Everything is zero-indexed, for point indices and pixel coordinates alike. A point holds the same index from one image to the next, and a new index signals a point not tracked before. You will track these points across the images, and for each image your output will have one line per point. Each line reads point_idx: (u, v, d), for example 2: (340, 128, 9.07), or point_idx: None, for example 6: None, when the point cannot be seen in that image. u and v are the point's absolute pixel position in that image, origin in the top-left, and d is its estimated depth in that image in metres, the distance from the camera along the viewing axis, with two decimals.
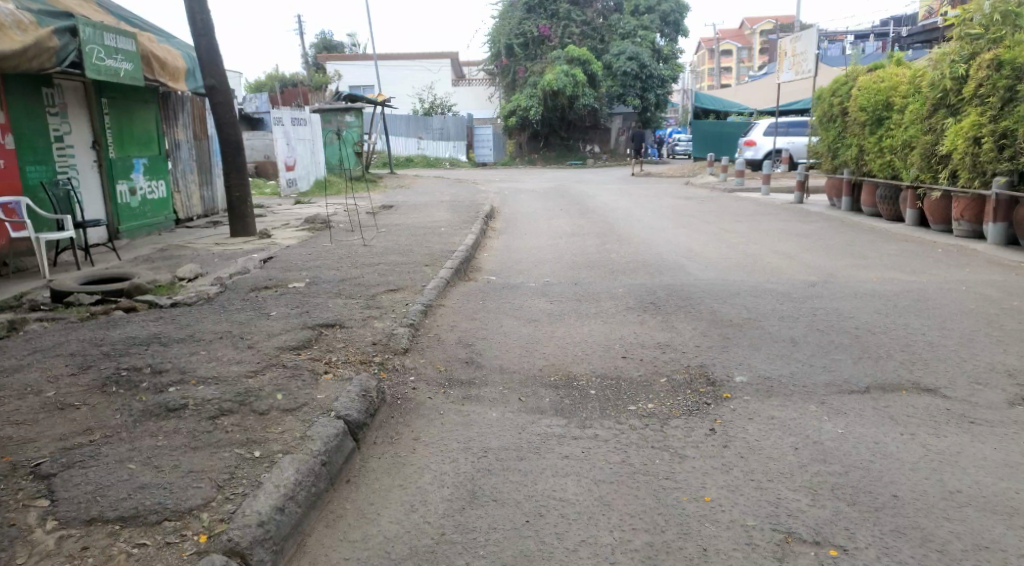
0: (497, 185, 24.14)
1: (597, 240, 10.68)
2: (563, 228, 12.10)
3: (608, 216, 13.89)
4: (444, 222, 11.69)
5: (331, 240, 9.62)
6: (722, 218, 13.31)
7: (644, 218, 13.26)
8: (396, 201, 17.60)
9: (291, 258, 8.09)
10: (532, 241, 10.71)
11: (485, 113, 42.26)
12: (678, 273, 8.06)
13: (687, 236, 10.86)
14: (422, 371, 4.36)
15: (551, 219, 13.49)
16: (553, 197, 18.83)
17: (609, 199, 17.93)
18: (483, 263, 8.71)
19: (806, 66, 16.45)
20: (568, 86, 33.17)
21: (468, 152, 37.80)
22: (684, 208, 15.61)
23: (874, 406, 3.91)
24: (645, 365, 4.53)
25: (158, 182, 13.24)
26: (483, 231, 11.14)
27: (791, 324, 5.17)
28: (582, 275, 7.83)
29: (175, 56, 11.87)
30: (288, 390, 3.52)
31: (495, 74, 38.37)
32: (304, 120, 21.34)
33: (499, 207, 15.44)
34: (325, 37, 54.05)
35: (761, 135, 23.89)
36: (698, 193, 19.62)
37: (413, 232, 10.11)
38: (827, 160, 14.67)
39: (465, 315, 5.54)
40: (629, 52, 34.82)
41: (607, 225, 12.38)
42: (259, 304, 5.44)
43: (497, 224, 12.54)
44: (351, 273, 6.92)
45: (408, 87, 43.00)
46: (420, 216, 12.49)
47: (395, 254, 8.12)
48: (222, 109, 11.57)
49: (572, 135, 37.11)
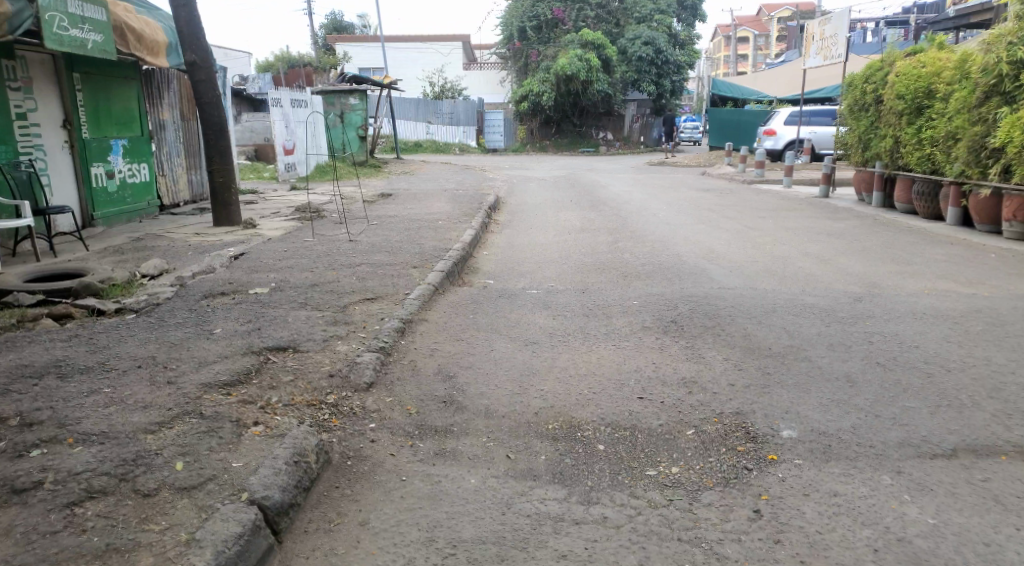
0: (505, 172, 23.20)
1: (608, 237, 9.77)
2: (572, 222, 11.19)
3: (620, 209, 12.96)
4: (442, 213, 10.80)
5: (316, 232, 8.78)
6: (743, 214, 12.35)
7: (660, 213, 12.32)
8: (398, 189, 16.71)
9: (265, 255, 7.23)
10: (537, 237, 9.81)
11: (496, 98, 41.16)
12: (700, 278, 7.14)
13: (707, 234, 9.93)
14: (387, 415, 3.48)
15: (559, 211, 12.56)
16: (564, 187, 17.89)
17: (622, 190, 16.96)
18: (481, 262, 7.82)
19: (835, 51, 15.32)
20: (582, 71, 32.22)
21: (479, 138, 36.31)
22: (702, 201, 14.63)
23: (967, 481, 3.02)
24: (666, 409, 3.60)
25: (139, 165, 12.43)
26: (484, 224, 10.25)
27: (844, 355, 4.26)
28: (590, 280, 6.94)
29: (153, 28, 11.02)
30: (193, 456, 2.71)
31: (507, 58, 37.28)
32: (304, 101, 20.42)
33: (504, 197, 14.53)
34: (335, 18, 52.92)
35: (781, 125, 22.82)
36: (716, 185, 18.61)
37: (408, 226, 9.23)
38: (857, 152, 13.58)
39: (450, 333, 4.66)
40: (645, 37, 33.68)
41: (620, 219, 11.46)
42: (203, 319, 4.58)
43: (501, 217, 11.63)
44: (326, 276, 6.05)
45: (419, 70, 41.94)
46: (419, 207, 11.61)
47: (381, 252, 7.25)
48: (205, 86, 10.72)
49: (585, 122, 36.00)
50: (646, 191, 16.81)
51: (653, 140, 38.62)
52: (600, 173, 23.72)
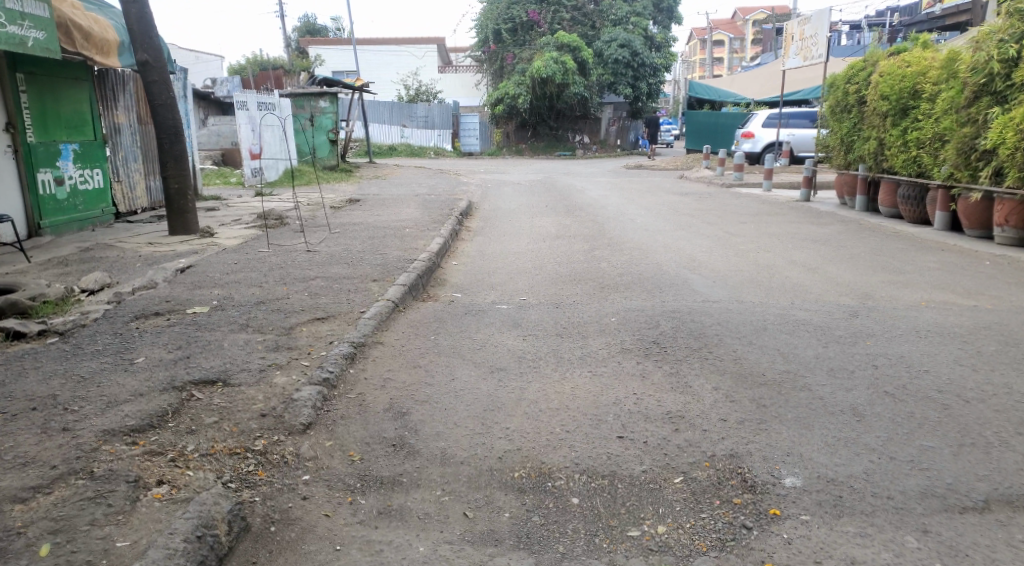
0: (480, 177, 22.73)
1: (584, 244, 9.33)
2: (547, 229, 10.74)
3: (598, 214, 12.53)
4: (410, 220, 10.28)
5: (272, 241, 8.21)
6: (724, 219, 11.98)
7: (639, 219, 11.90)
8: (369, 194, 16.16)
9: (214, 268, 6.67)
10: (509, 245, 9.33)
11: (472, 101, 40.67)
12: (682, 289, 6.71)
13: (688, 241, 9.52)
14: (324, 464, 2.98)
15: (534, 217, 12.10)
16: (540, 192, 17.45)
17: (599, 195, 16.56)
18: (450, 274, 7.32)
19: (815, 53, 15.08)
20: (558, 73, 31.84)
21: (454, 142, 35.99)
22: (681, 206, 14.26)
23: (1004, 541, 2.56)
24: (649, 453, 3.11)
25: (92, 171, 11.76)
26: (455, 231, 9.76)
27: (846, 382, 3.82)
28: (564, 293, 6.47)
29: (104, 27, 10.37)
30: (66, 535, 2.22)
31: (483, 61, 36.87)
32: (273, 104, 19.79)
33: (477, 203, 14.04)
34: (309, 21, 52.19)
35: (759, 128, 22.59)
36: (695, 189, 18.27)
37: (373, 234, 8.71)
38: (839, 155, 13.27)
39: (407, 359, 4.16)
40: (621, 38, 33.40)
41: (598, 226, 11.03)
42: (126, 347, 4.04)
43: (473, 224, 11.15)
44: (276, 293, 5.51)
45: (393, 73, 41.33)
46: (387, 213, 11.09)
47: (340, 264, 6.73)
48: (159, 88, 10.10)
49: (562, 125, 35.64)
50: (623, 196, 16.42)
51: (630, 143, 38.35)
52: (577, 177, 23.33)
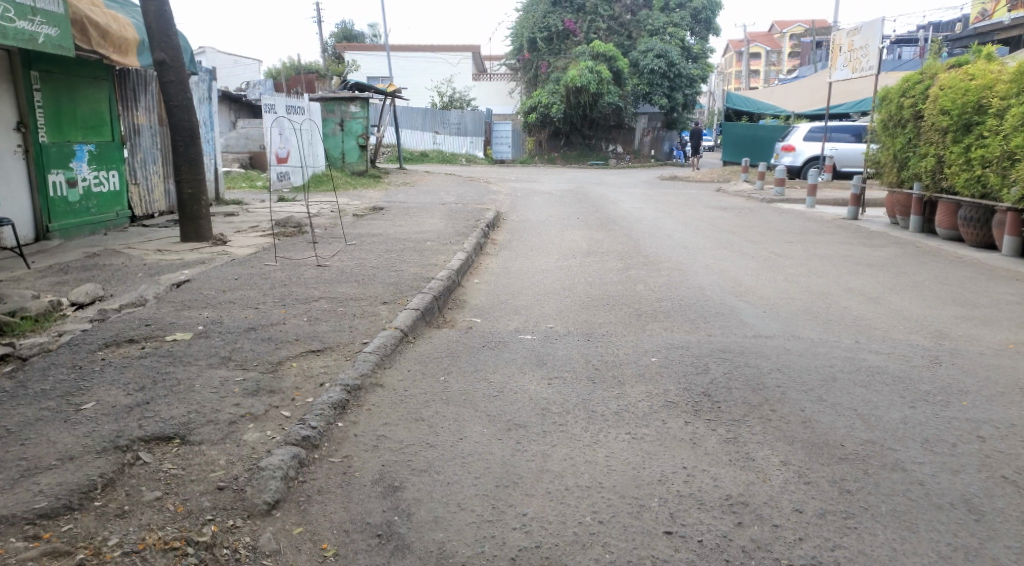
0: (511, 185, 22.10)
1: (619, 262, 8.61)
2: (578, 244, 10.02)
3: (634, 228, 11.82)
4: (431, 231, 9.64)
5: (280, 253, 7.61)
6: (769, 236, 11.18)
7: (678, 235, 11.16)
8: (394, 202, 15.60)
9: (213, 283, 6.09)
10: (537, 262, 8.62)
11: (505, 109, 40.14)
12: (730, 319, 5.98)
13: (733, 262, 8.75)
14: (287, 562, 2.33)
15: (566, 230, 11.42)
16: (572, 202, 16.75)
17: (634, 207, 15.82)
18: (471, 293, 6.67)
19: (865, 65, 14.05)
20: (592, 83, 31.14)
21: (486, 149, 35.61)
22: (721, 221, 13.47)
23: None
24: (707, 559, 2.41)
25: (109, 172, 11.31)
26: (479, 245, 9.10)
27: (948, 458, 3.06)
28: (596, 322, 5.75)
29: (123, 25, 9.86)
30: None
31: (517, 69, 36.33)
32: (302, 107, 19.39)
33: (506, 214, 13.40)
34: (345, 26, 52.17)
35: (801, 140, 21.66)
36: (735, 203, 17.41)
37: (391, 247, 8.10)
38: (890, 172, 12.37)
39: (408, 409, 3.49)
40: (657, 49, 32.63)
41: (634, 241, 10.30)
42: (82, 386, 3.44)
43: (500, 236, 10.49)
44: (271, 316, 4.88)
45: (427, 79, 40.96)
46: (408, 223, 10.48)
47: (350, 282, 6.10)
48: (174, 89, 9.49)
49: (595, 134, 34.97)
50: (660, 209, 15.65)
51: (665, 153, 37.47)
52: (610, 188, 22.57)
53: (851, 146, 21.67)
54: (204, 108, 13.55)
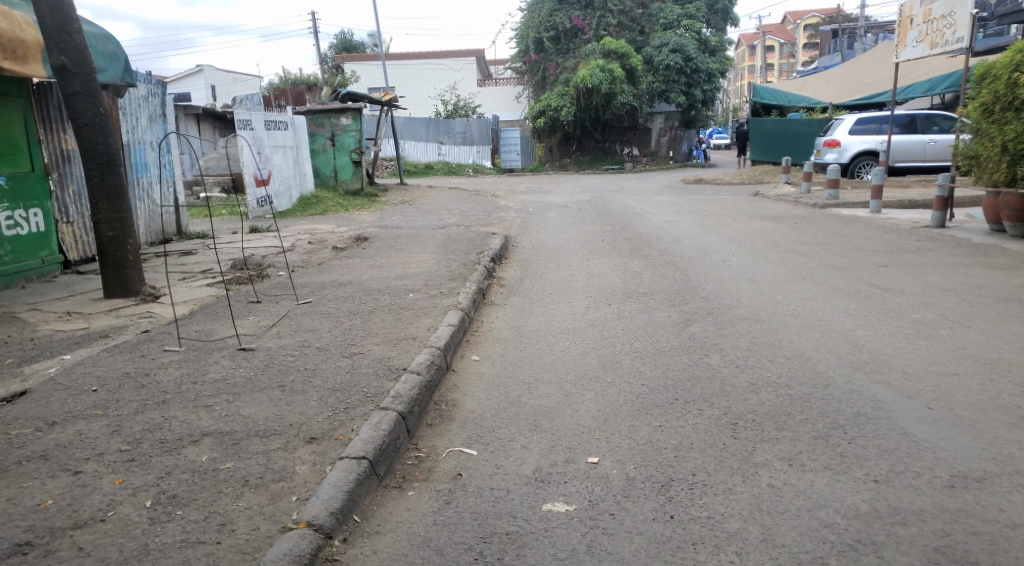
0: (522, 198, 19.88)
1: (675, 313, 6.32)
2: (612, 282, 7.75)
3: (680, 254, 9.54)
4: (416, 271, 7.37)
5: (203, 323, 5.41)
6: (852, 260, 8.88)
7: (738, 263, 8.88)
8: (390, 226, 13.50)
9: (59, 391, 3.86)
10: (559, 315, 6.35)
11: (514, 115, 37.97)
12: (882, 431, 3.73)
13: (828, 309, 6.47)
14: None
15: (590, 259, 9.18)
16: (595, 218, 14.48)
17: (667, 221, 13.53)
18: (469, 384, 4.49)
19: (948, 36, 12.15)
20: (604, 83, 28.96)
21: (495, 158, 33.15)
22: (779, 238, 11.16)
23: None
24: None
25: (29, 211, 9.11)
26: (482, 290, 6.90)
27: None
28: (665, 453, 3.52)
29: (16, 21, 7.62)
30: None
31: (524, 73, 34.20)
32: (284, 122, 17.15)
33: (516, 237, 11.20)
34: (345, 37, 50.31)
35: (845, 135, 19.47)
36: (782, 212, 15.07)
37: (362, 304, 5.86)
38: (1001, 169, 10.44)
39: None
40: (672, 43, 30.41)
41: (686, 275, 8.03)
42: None
43: (510, 273, 8.31)
44: (86, 502, 2.64)
45: (430, 88, 38.82)
46: (392, 259, 8.28)
47: (271, 386, 3.84)
48: (81, 103, 6.93)
49: (609, 138, 32.86)
50: (698, 223, 13.34)
51: (683, 154, 35.15)
52: (632, 196, 20.30)
53: (907, 138, 19.24)
54: (158, 128, 11.39)
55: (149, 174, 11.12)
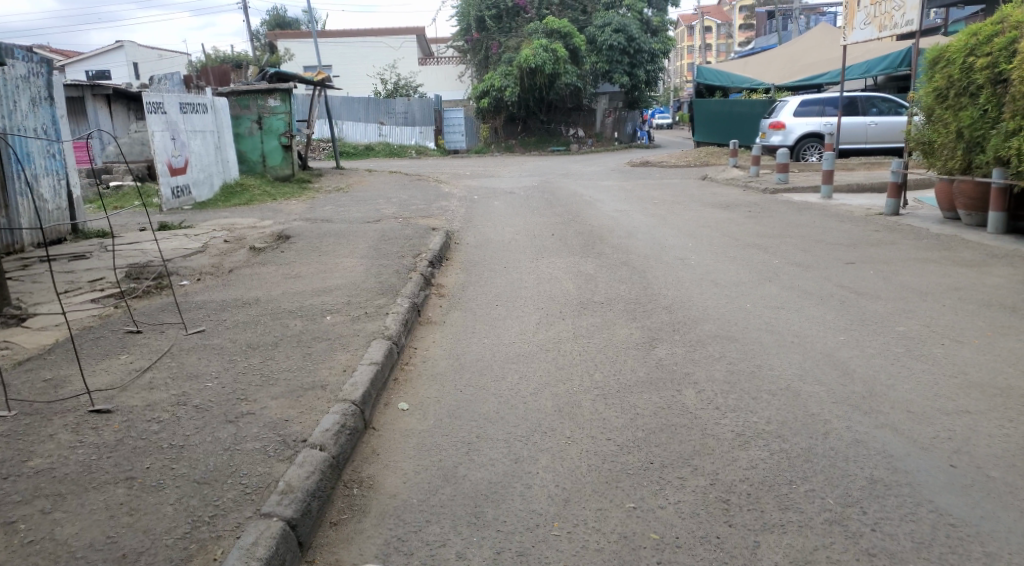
0: (465, 184, 18.90)
1: (636, 332, 5.53)
2: (563, 289, 6.92)
3: (635, 252, 8.78)
4: (338, 282, 6.36)
5: (58, 367, 4.32)
6: (820, 256, 8.22)
7: (697, 262, 8.16)
8: (318, 219, 12.40)
9: None
10: (505, 337, 5.47)
11: (457, 95, 36.68)
12: (918, 509, 2.96)
13: (805, 322, 5.78)
14: None
15: (540, 261, 8.31)
16: (542, 207, 13.65)
17: (617, 211, 12.74)
18: (394, 450, 3.56)
19: (900, 19, 11.28)
20: (548, 63, 27.99)
21: (438, 139, 31.59)
22: (736, 229, 10.49)
23: None
24: None
25: None
26: (416, 307, 5.93)
27: None
28: (646, 557, 2.69)
29: None
30: None
31: (465, 52, 32.99)
32: (202, 105, 15.68)
33: (459, 234, 10.26)
34: (278, 13, 48.01)
35: (790, 117, 19.04)
36: (734, 198, 14.49)
37: (266, 335, 4.86)
38: (958, 157, 9.85)
39: None
40: (615, 23, 29.69)
41: (644, 280, 7.22)
42: None
43: (450, 280, 7.37)
44: None
45: (368, 67, 37.01)
46: (314, 266, 7.25)
47: (116, 481, 2.88)
48: None
49: (553, 118, 32.03)
50: (650, 212, 12.64)
51: (628, 135, 34.52)
52: (579, 180, 19.52)
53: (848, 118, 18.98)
54: (43, 112, 9.92)
55: (32, 166, 9.67)
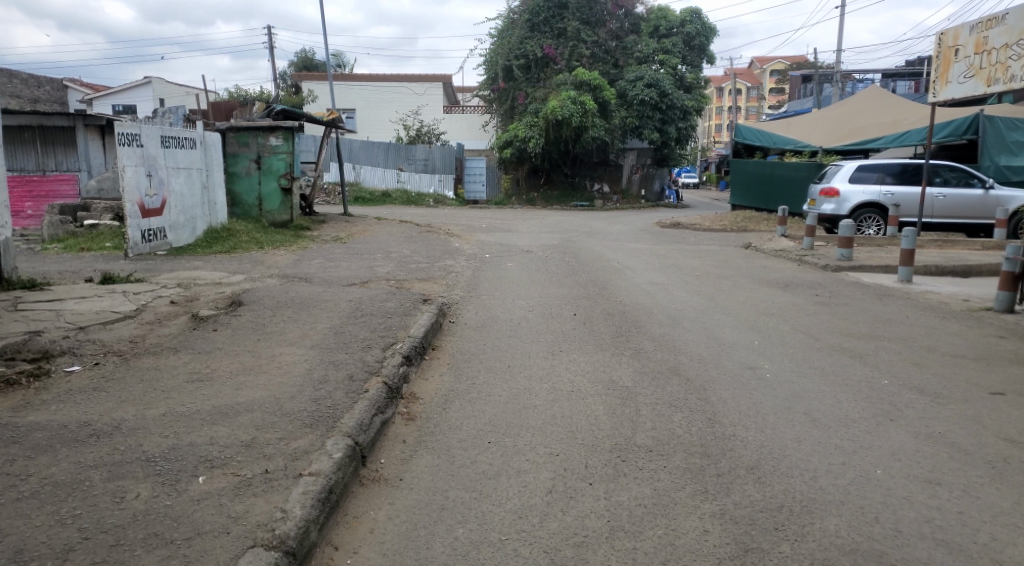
0: (479, 238, 16.93)
1: (711, 521, 3.34)
2: (592, 418, 4.73)
3: (686, 349, 6.60)
4: (251, 399, 4.25)
5: None
6: (944, 375, 5.99)
7: (774, 373, 5.95)
8: (295, 276, 10.44)
9: None
10: (493, 524, 3.31)
11: (479, 144, 35.64)
12: None
13: (986, 514, 3.56)
14: None
15: (551, 358, 6.14)
16: (562, 273, 11.56)
17: (652, 285, 10.60)
18: None
19: (1006, 74, 9.24)
20: (576, 115, 26.39)
21: (457, 189, 29.90)
22: (805, 320, 8.30)
23: None
24: None
25: None
26: (362, 453, 3.78)
27: None
28: None
29: None
30: None
31: (491, 101, 31.49)
32: (189, 140, 13.96)
33: (455, 307, 8.15)
34: (306, 54, 47.41)
35: (845, 184, 16.77)
36: (790, 275, 12.28)
37: (64, 523, 2.75)
38: None
39: None
40: (648, 77, 28.21)
41: (708, 406, 5.01)
42: None
43: (426, 388, 5.20)
44: None
45: (391, 112, 35.56)
46: (239, 359, 5.14)
47: None
48: None
49: (578, 172, 30.20)
50: (693, 288, 10.48)
51: (655, 193, 32.72)
52: (605, 241, 17.48)
53: (910, 188, 16.77)
54: None
55: None
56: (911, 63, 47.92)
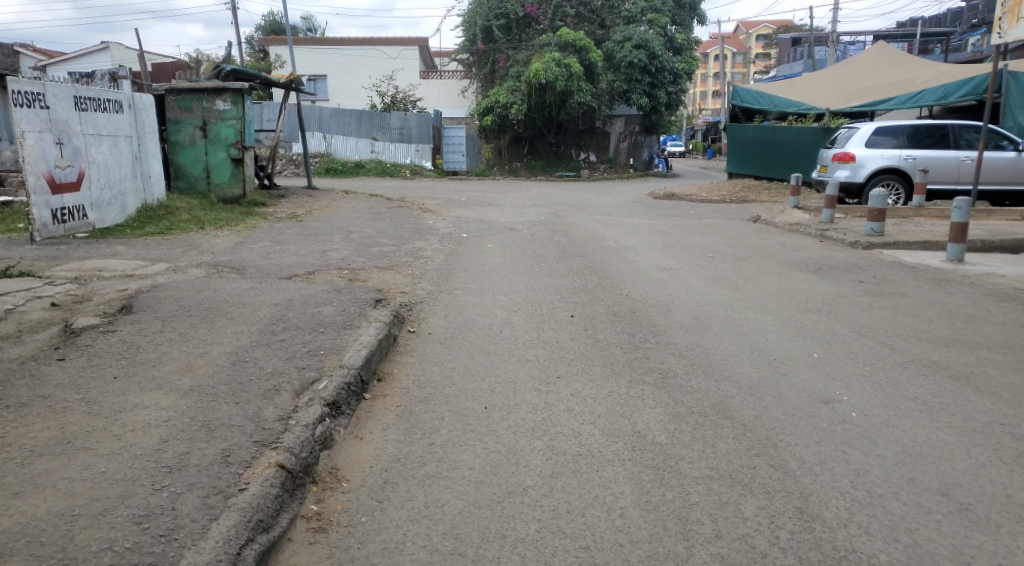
0: (456, 213, 15.03)
1: None
2: (620, 518, 2.93)
3: (728, 371, 4.82)
4: (19, 528, 2.38)
5: None
6: None
7: (864, 410, 4.19)
8: (228, 265, 8.53)
9: None
10: None
11: (458, 111, 33.42)
12: None
13: None
14: None
15: (542, 391, 4.32)
16: (552, 256, 9.75)
17: (660, 271, 8.80)
18: None
19: None
20: (560, 78, 24.36)
21: (436, 158, 27.86)
22: (860, 317, 6.55)
23: None
24: None
25: None
26: None
27: None
28: None
29: None
30: None
31: (470, 65, 29.33)
32: (114, 104, 11.92)
33: (416, 307, 6.31)
34: (274, 18, 44.78)
35: (860, 148, 14.97)
36: (816, 254, 10.53)
37: None
38: None
39: None
40: (637, 37, 26.03)
41: (793, 485, 3.23)
42: None
43: (360, 455, 3.39)
44: None
45: (363, 77, 33.23)
46: (59, 420, 3.28)
47: None
48: None
49: (564, 140, 28.19)
50: (709, 274, 8.70)
51: (644, 162, 30.85)
52: (596, 215, 15.66)
53: (935, 153, 14.97)
54: None
55: None
56: (905, 23, 45.99)
